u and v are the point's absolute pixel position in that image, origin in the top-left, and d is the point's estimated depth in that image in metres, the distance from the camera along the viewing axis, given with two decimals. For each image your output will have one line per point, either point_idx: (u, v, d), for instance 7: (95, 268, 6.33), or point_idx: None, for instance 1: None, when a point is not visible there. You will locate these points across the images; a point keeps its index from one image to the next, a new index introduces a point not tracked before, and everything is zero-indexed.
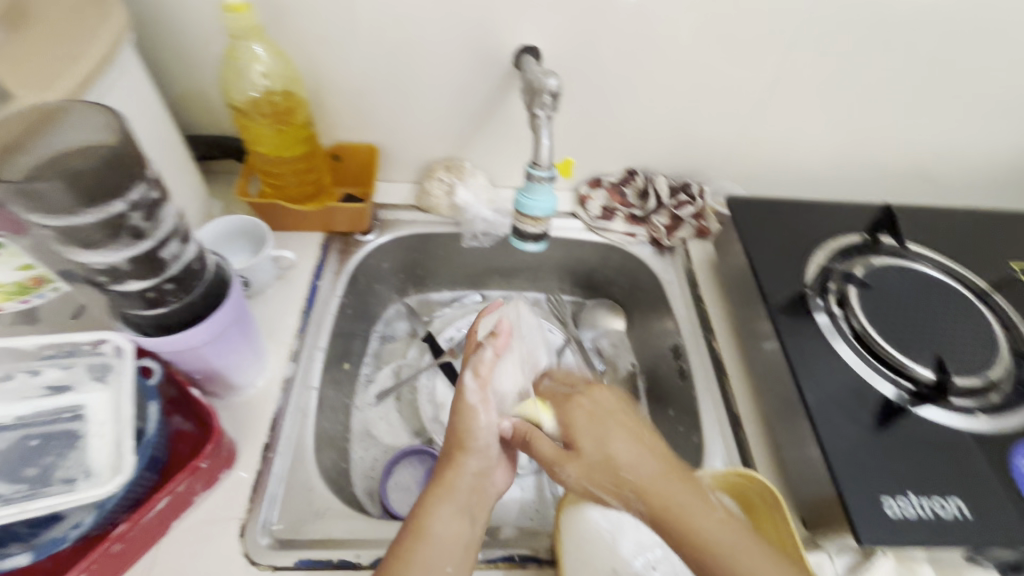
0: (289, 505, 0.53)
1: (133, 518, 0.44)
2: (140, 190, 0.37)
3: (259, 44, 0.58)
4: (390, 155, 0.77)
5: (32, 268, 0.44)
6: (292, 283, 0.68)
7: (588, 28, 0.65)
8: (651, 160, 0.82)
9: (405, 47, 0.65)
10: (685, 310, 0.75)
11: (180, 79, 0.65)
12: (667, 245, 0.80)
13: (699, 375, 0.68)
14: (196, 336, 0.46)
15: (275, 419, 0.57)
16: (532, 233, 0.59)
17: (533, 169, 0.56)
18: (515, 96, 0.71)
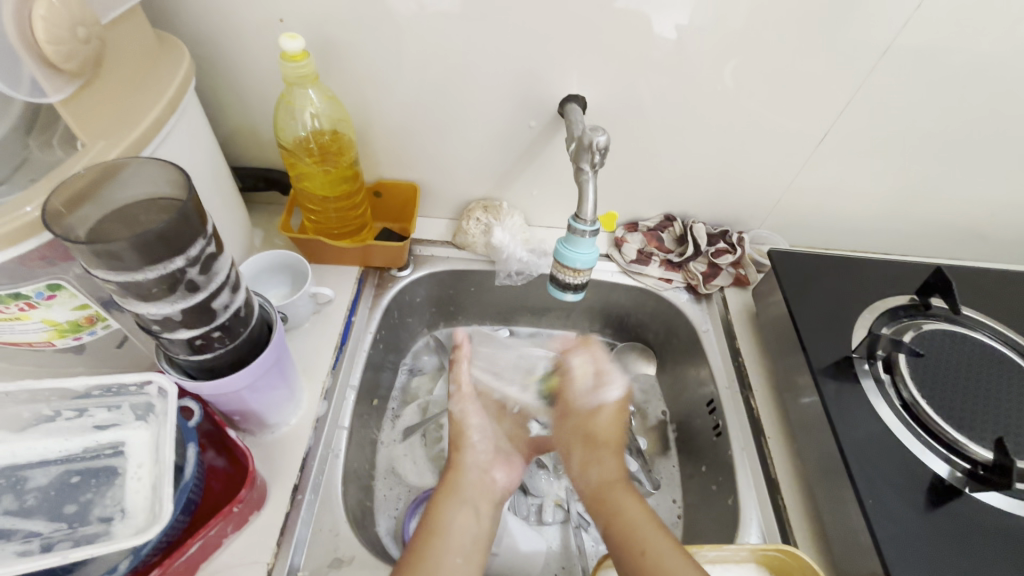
0: (315, 550, 0.53)
1: (165, 563, 0.44)
2: (199, 246, 0.38)
3: (313, 90, 0.60)
4: (429, 193, 0.78)
5: (87, 308, 0.45)
6: (328, 318, 0.69)
7: (636, 79, 0.66)
8: (690, 205, 0.81)
9: (454, 92, 0.66)
10: (722, 361, 0.73)
11: (234, 116, 0.67)
12: (703, 293, 0.79)
13: (735, 432, 0.66)
14: (239, 378, 0.47)
15: (305, 458, 0.57)
16: (572, 284, 0.59)
17: (575, 222, 0.55)
18: (557, 140, 0.71)
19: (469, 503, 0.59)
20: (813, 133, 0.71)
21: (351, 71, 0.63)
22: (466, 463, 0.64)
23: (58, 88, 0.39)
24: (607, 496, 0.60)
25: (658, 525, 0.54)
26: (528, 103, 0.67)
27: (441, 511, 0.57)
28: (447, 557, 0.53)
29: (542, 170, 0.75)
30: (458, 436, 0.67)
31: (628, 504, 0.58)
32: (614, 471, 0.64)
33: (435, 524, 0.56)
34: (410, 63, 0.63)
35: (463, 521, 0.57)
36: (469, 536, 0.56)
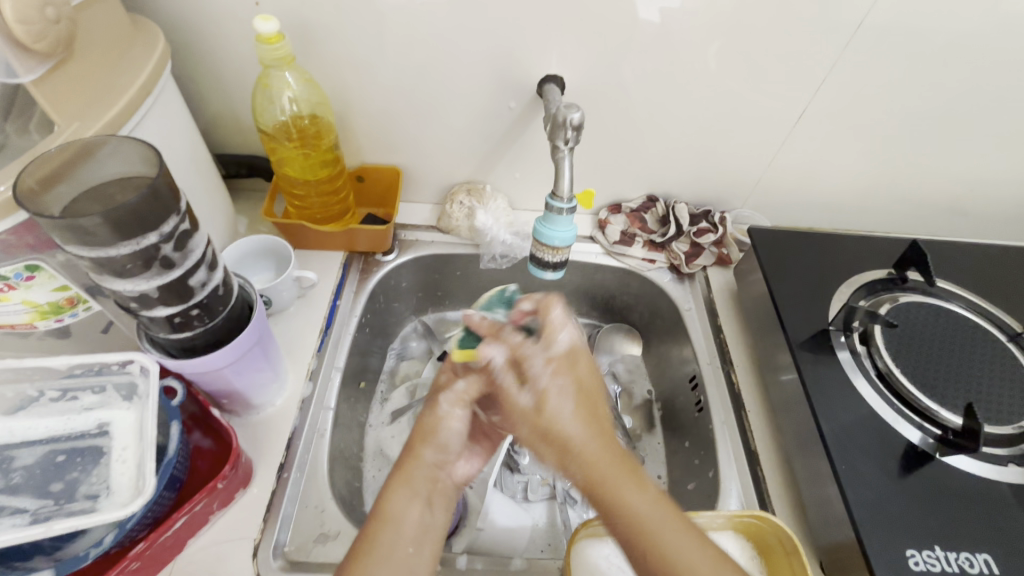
0: (301, 525, 0.54)
1: (151, 537, 0.45)
2: (173, 223, 0.39)
3: (290, 73, 0.60)
4: (413, 177, 0.79)
5: (67, 289, 0.46)
6: (312, 302, 0.69)
7: (615, 59, 0.66)
8: (673, 185, 0.81)
9: (434, 74, 0.66)
10: (704, 339, 0.74)
11: (214, 102, 0.67)
12: (686, 272, 0.80)
13: (716, 407, 0.67)
14: (219, 357, 0.47)
15: (291, 437, 0.58)
16: (551, 262, 0.59)
17: (552, 199, 0.56)
18: (538, 122, 0.72)
19: (421, 490, 0.49)
20: (791, 111, 0.72)
21: (330, 55, 0.64)
22: (426, 457, 0.51)
23: (29, 68, 0.40)
24: (602, 483, 0.46)
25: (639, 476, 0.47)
26: (505, 83, 0.68)
27: (394, 496, 0.48)
28: (397, 548, 0.45)
29: (523, 153, 0.76)
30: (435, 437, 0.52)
31: (630, 495, 0.45)
32: (589, 433, 0.49)
33: (385, 511, 0.47)
34: (388, 46, 0.63)
35: (411, 505, 0.48)
36: (412, 519, 0.47)
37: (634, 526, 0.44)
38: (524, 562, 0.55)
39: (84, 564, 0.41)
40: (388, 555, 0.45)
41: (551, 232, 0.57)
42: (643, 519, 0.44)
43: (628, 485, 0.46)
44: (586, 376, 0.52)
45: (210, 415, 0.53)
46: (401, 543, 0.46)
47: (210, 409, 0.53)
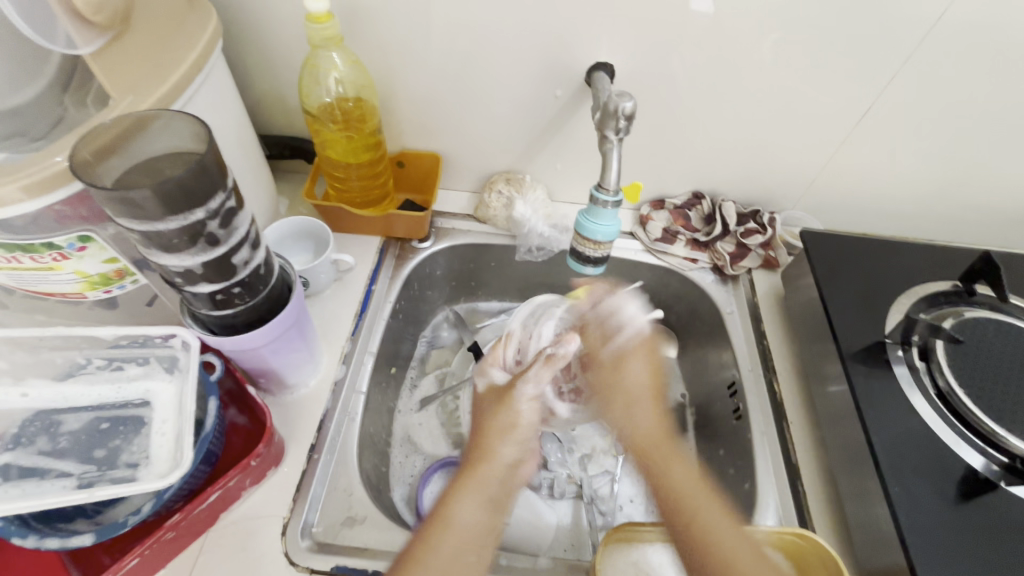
0: (329, 507, 0.54)
1: (186, 509, 0.46)
2: (219, 200, 0.39)
3: (338, 53, 0.59)
4: (453, 164, 0.77)
5: (116, 262, 0.46)
6: (348, 286, 0.69)
7: (669, 49, 0.63)
8: (721, 182, 0.78)
9: (480, 60, 0.65)
10: (746, 345, 0.71)
11: (261, 83, 0.67)
12: (729, 274, 0.76)
13: (755, 416, 0.65)
14: (257, 336, 0.47)
15: (323, 419, 0.59)
16: (592, 257, 0.57)
17: (598, 192, 0.54)
18: (583, 112, 0.69)
19: (490, 498, 0.49)
20: (856, 108, 0.67)
21: (377, 37, 0.63)
22: (504, 457, 0.51)
23: (87, 41, 0.41)
24: (647, 452, 0.52)
25: (694, 475, 0.50)
26: (552, 72, 0.66)
27: (459, 501, 0.48)
28: (457, 554, 0.45)
29: (566, 144, 0.74)
30: (501, 433, 0.52)
31: (673, 464, 0.51)
32: (648, 412, 0.55)
33: (444, 514, 0.47)
34: (436, 29, 0.62)
35: (477, 512, 0.47)
36: (482, 527, 0.47)
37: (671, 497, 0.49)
38: (549, 561, 0.54)
39: (123, 531, 0.43)
40: (452, 561, 0.45)
41: (596, 225, 0.55)
42: (681, 490, 0.49)
43: (673, 459, 0.52)
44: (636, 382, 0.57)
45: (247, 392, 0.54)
46: (459, 550, 0.45)
47: (246, 386, 0.54)
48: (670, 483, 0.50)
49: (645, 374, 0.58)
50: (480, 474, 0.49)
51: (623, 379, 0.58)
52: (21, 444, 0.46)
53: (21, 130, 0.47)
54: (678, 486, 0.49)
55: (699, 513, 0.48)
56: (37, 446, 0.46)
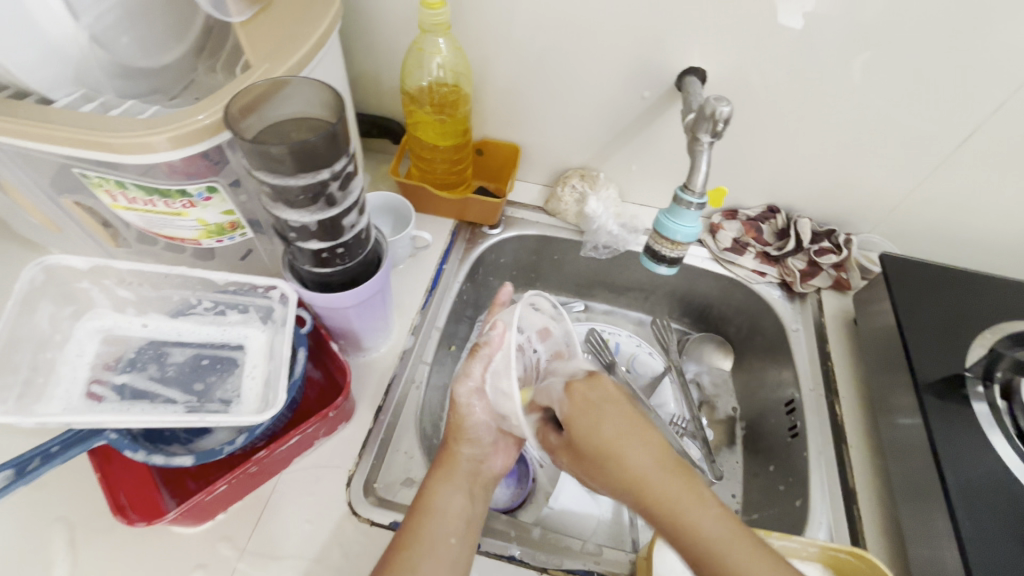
0: (391, 467, 0.57)
1: (271, 447, 0.50)
2: (343, 163, 0.42)
3: (443, 39, 0.62)
4: (530, 157, 0.79)
5: (232, 214, 0.51)
6: (422, 263, 0.73)
7: (767, 61, 0.62)
8: (799, 197, 0.77)
9: (574, 57, 0.66)
10: (809, 364, 0.70)
11: (363, 63, 0.71)
12: (798, 291, 0.75)
13: (813, 436, 0.64)
14: (349, 297, 0.51)
15: (390, 383, 0.62)
16: (668, 257, 0.58)
17: (683, 192, 0.55)
18: (669, 116, 0.70)
19: (463, 483, 0.53)
20: (956, 134, 0.65)
21: (478, 26, 0.65)
22: (463, 453, 0.55)
23: (238, 10, 0.48)
24: (663, 504, 0.44)
25: (721, 507, 0.44)
26: (643, 73, 0.66)
27: (437, 488, 0.52)
28: (441, 535, 0.49)
29: (645, 146, 0.74)
30: (469, 436, 0.55)
31: (698, 513, 0.43)
32: (648, 451, 0.46)
33: (429, 500, 0.51)
34: (535, 23, 0.64)
35: (455, 498, 0.52)
36: (459, 515, 0.51)
37: (695, 554, 0.42)
38: (596, 547, 0.55)
39: (218, 458, 0.47)
40: (434, 547, 0.48)
41: (675, 222, 0.55)
42: (714, 543, 0.42)
43: (692, 507, 0.43)
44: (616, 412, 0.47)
45: (329, 351, 0.57)
46: (448, 531, 0.49)
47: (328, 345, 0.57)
48: (693, 533, 0.42)
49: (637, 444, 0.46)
50: (446, 470, 0.53)
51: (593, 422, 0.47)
52: (136, 367, 0.51)
53: (164, 89, 0.52)
54: (713, 536, 0.42)
55: (725, 559, 0.41)
56: (147, 372, 0.51)
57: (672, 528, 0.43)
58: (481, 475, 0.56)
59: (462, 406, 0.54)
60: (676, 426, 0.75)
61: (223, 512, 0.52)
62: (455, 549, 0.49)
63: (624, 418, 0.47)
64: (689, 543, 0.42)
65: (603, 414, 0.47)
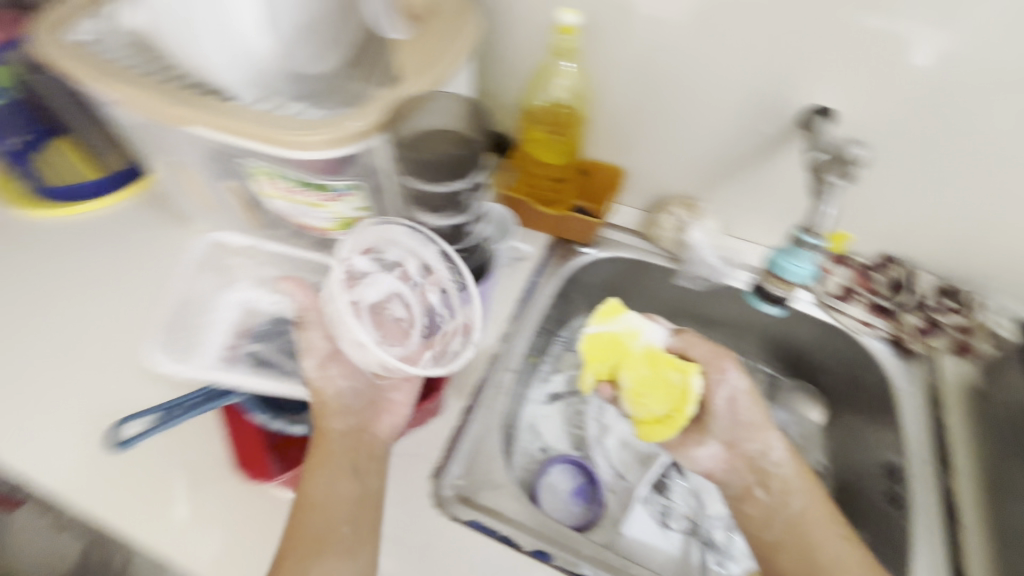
0: (472, 466, 0.59)
1: (371, 430, 0.54)
2: None
3: (569, 62, 0.65)
4: (633, 181, 0.80)
5: (364, 210, 0.56)
6: (516, 274, 0.75)
7: (904, 105, 0.59)
8: (922, 250, 0.71)
9: (694, 86, 0.66)
10: (919, 431, 0.64)
11: (485, 79, 0.74)
12: (911, 349, 0.70)
13: (917, 509, 0.59)
14: (455, 299, 0.53)
15: (478, 386, 0.64)
16: (777, 297, 0.59)
17: (804, 233, 0.56)
18: (787, 152, 0.68)
19: (342, 466, 0.53)
20: None
21: (601, 51, 0.67)
22: (337, 427, 0.54)
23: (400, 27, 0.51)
24: (804, 525, 0.55)
25: (845, 536, 0.55)
26: (765, 107, 0.65)
27: (313, 482, 0.51)
28: (322, 531, 0.49)
29: (756, 181, 0.73)
30: (350, 404, 0.57)
31: (830, 543, 0.54)
32: (806, 486, 0.58)
33: (306, 496, 0.51)
34: (659, 52, 0.65)
35: (336, 484, 0.51)
36: (330, 497, 0.51)
37: (806, 565, 0.53)
38: None
39: (327, 431, 0.54)
40: (315, 521, 0.50)
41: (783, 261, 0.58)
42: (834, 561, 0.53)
43: (832, 538, 0.54)
44: (755, 415, 0.61)
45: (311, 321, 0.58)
46: (338, 522, 0.50)
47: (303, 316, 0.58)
48: (829, 565, 0.53)
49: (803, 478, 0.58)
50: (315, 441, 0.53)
51: (760, 436, 0.60)
52: (268, 339, 0.59)
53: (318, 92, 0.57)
54: (836, 560, 0.53)
55: (821, 547, 0.54)
56: (277, 344, 0.58)
57: (802, 535, 0.55)
58: (369, 444, 0.55)
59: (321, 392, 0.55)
60: None
61: None
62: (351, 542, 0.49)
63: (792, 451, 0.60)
64: (809, 553, 0.54)
65: (740, 390, 0.61)
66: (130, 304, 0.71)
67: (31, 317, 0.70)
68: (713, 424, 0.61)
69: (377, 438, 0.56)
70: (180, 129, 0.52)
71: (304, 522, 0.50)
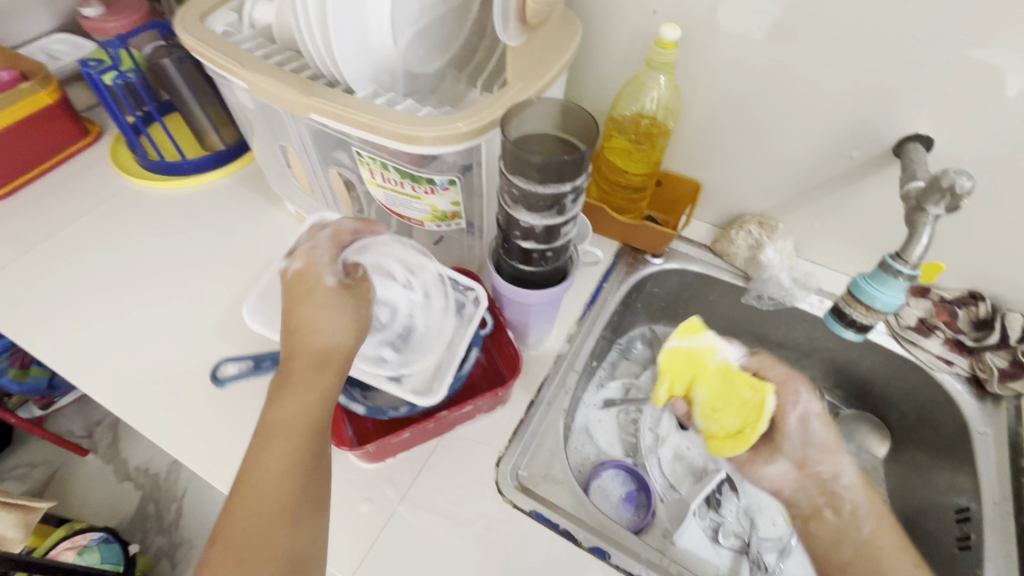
0: (535, 458, 0.61)
1: (449, 411, 0.56)
2: (582, 180, 0.47)
3: (666, 76, 0.65)
4: (708, 196, 0.80)
5: (457, 205, 0.58)
6: (585, 278, 0.76)
7: (1010, 139, 0.57)
8: (1012, 289, 0.69)
9: (784, 107, 0.66)
10: (997, 477, 0.62)
11: (572, 86, 0.77)
12: (991, 391, 0.67)
13: (989, 554, 0.57)
14: (533, 295, 0.56)
15: (544, 383, 0.66)
16: (856, 322, 0.56)
17: (892, 260, 0.52)
18: (876, 178, 0.67)
19: (301, 378, 0.47)
20: None
21: (692, 66, 0.67)
22: (306, 328, 0.49)
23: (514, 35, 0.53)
24: (877, 549, 0.51)
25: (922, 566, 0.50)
26: (857, 132, 0.64)
27: (274, 403, 0.46)
28: (272, 472, 0.44)
29: (839, 205, 0.72)
30: (313, 301, 0.50)
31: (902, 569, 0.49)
32: (875, 508, 0.53)
33: (268, 422, 0.46)
34: (752, 72, 0.65)
35: (292, 400, 0.46)
36: (307, 418, 0.45)
37: None
38: None
39: (383, 417, 0.56)
40: (284, 448, 0.44)
41: (863, 283, 0.54)
42: None
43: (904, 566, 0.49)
44: (828, 436, 0.55)
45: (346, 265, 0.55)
46: (288, 458, 0.44)
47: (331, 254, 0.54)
48: None
49: (870, 500, 0.54)
50: (295, 353, 0.48)
51: (832, 459, 0.55)
52: None
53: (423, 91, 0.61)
54: None
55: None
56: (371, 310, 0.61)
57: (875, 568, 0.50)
58: (344, 355, 0.48)
59: (306, 301, 0.50)
60: None
61: (391, 458, 0.59)
62: (302, 476, 0.44)
63: (863, 479, 0.55)
64: None
65: (813, 408, 0.55)
66: (225, 274, 0.77)
67: (138, 279, 0.76)
68: (786, 442, 0.55)
69: (338, 348, 0.48)
70: (302, 116, 0.57)
71: (272, 448, 0.44)
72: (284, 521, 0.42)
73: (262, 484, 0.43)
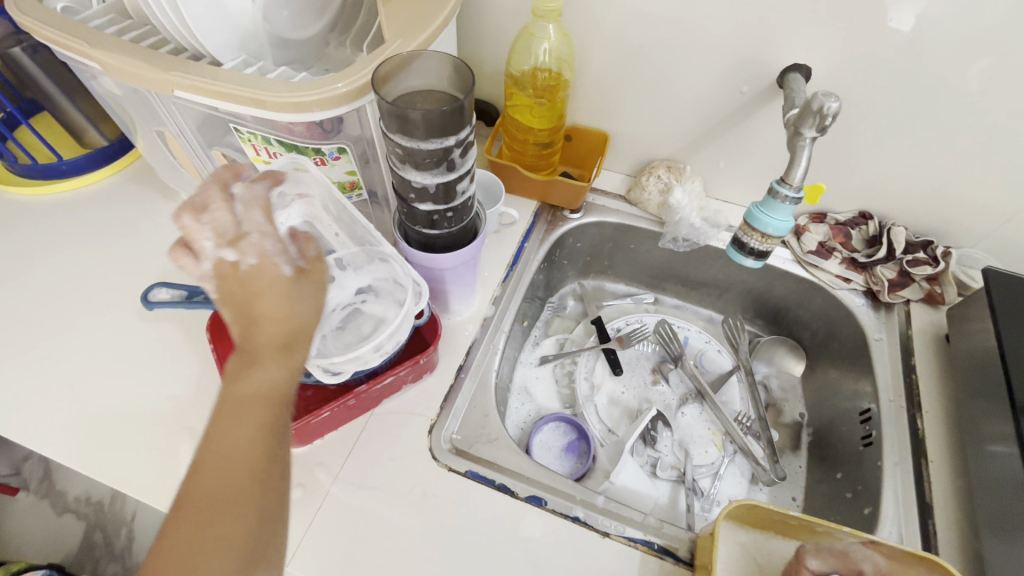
0: (467, 421, 0.62)
1: (369, 383, 0.56)
2: (467, 132, 0.46)
3: (553, 25, 0.65)
4: (618, 146, 0.81)
5: (353, 175, 0.58)
6: (505, 239, 0.76)
7: (874, 62, 0.61)
8: (893, 204, 0.74)
9: (673, 48, 0.67)
10: (891, 376, 0.68)
11: (468, 45, 0.75)
12: (884, 301, 0.73)
13: (887, 445, 0.63)
14: (447, 259, 0.55)
15: (471, 346, 0.66)
16: (755, 249, 0.59)
17: (779, 185, 0.55)
18: (764, 112, 0.70)
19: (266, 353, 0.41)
20: None
21: (582, 12, 0.68)
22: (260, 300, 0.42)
23: None
24: None
25: None
26: (742, 68, 0.66)
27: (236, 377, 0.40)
28: (226, 458, 0.38)
29: (735, 143, 0.75)
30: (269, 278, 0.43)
31: None
32: None
33: (227, 401, 0.39)
34: (638, 13, 0.65)
35: (259, 374, 0.40)
36: (278, 391, 0.40)
37: None
38: (657, 521, 0.56)
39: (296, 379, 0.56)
40: (254, 419, 0.39)
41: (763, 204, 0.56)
42: None
43: None
44: None
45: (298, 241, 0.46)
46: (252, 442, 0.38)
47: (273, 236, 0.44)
48: None
49: None
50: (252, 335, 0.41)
51: None
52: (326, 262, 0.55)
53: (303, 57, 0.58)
54: None
55: None
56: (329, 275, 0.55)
57: None
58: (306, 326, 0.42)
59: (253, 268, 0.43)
60: (741, 424, 0.76)
61: (320, 438, 0.58)
62: (271, 463, 0.39)
63: None
64: None
65: None
66: (124, 278, 0.72)
67: (23, 296, 0.70)
68: None
69: (307, 324, 0.42)
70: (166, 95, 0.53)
71: (241, 420, 0.39)
72: (250, 507, 0.37)
73: (222, 462, 0.37)
